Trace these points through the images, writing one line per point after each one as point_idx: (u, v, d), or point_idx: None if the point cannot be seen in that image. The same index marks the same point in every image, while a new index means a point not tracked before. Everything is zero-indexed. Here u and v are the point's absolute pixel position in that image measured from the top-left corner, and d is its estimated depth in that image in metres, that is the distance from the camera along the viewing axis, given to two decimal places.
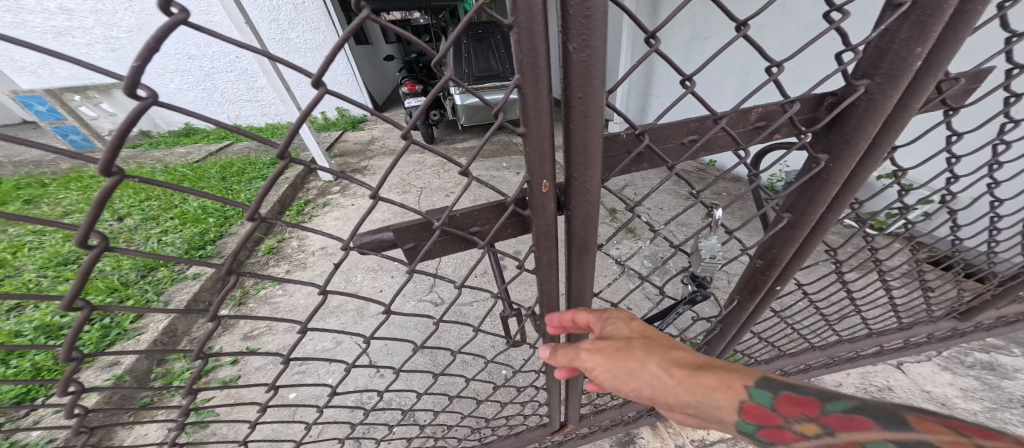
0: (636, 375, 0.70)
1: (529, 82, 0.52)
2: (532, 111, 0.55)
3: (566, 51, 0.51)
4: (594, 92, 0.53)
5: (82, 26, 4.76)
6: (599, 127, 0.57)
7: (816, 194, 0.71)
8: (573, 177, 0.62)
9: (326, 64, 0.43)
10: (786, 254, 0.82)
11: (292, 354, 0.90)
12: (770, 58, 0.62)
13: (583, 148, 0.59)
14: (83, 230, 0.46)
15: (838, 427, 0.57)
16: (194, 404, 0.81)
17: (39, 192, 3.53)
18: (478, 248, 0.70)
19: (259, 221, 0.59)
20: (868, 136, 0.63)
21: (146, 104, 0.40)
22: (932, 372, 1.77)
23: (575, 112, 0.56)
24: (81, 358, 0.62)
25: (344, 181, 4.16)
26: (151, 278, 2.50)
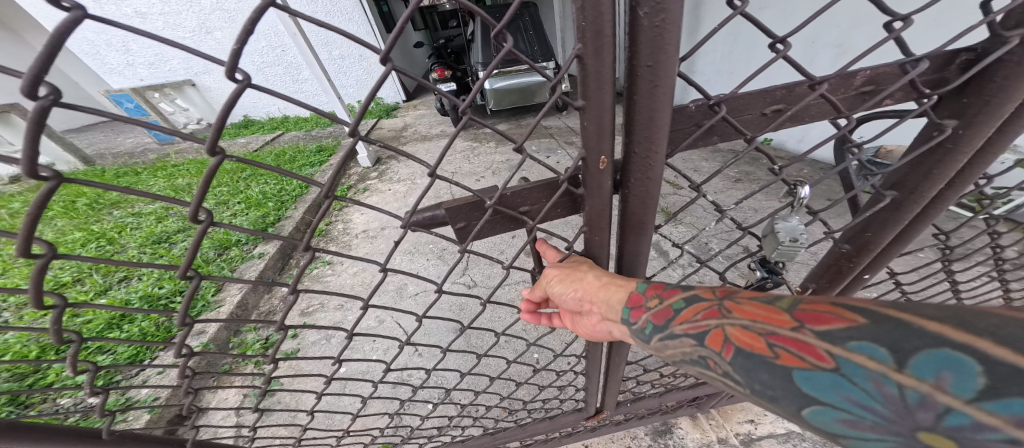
0: (577, 278, 0.74)
1: (592, 52, 0.48)
2: (592, 83, 0.51)
3: (636, 16, 0.45)
4: (665, 60, 0.48)
5: (155, 28, 5.22)
6: (668, 98, 0.51)
7: (936, 167, 0.60)
8: (633, 153, 0.57)
9: (391, 42, 0.42)
10: (883, 238, 0.72)
11: (352, 330, 0.95)
12: (890, 11, 0.52)
13: (645, 122, 0.54)
14: (195, 205, 0.49)
15: (665, 294, 0.65)
16: (273, 373, 0.88)
17: (133, 179, 4.03)
18: (529, 228, 0.68)
19: (333, 199, 0.61)
20: (1017, 97, 0.52)
21: (240, 86, 0.41)
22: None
23: (640, 83, 0.50)
24: (191, 324, 0.69)
25: (384, 167, 4.31)
26: (225, 256, 2.77)
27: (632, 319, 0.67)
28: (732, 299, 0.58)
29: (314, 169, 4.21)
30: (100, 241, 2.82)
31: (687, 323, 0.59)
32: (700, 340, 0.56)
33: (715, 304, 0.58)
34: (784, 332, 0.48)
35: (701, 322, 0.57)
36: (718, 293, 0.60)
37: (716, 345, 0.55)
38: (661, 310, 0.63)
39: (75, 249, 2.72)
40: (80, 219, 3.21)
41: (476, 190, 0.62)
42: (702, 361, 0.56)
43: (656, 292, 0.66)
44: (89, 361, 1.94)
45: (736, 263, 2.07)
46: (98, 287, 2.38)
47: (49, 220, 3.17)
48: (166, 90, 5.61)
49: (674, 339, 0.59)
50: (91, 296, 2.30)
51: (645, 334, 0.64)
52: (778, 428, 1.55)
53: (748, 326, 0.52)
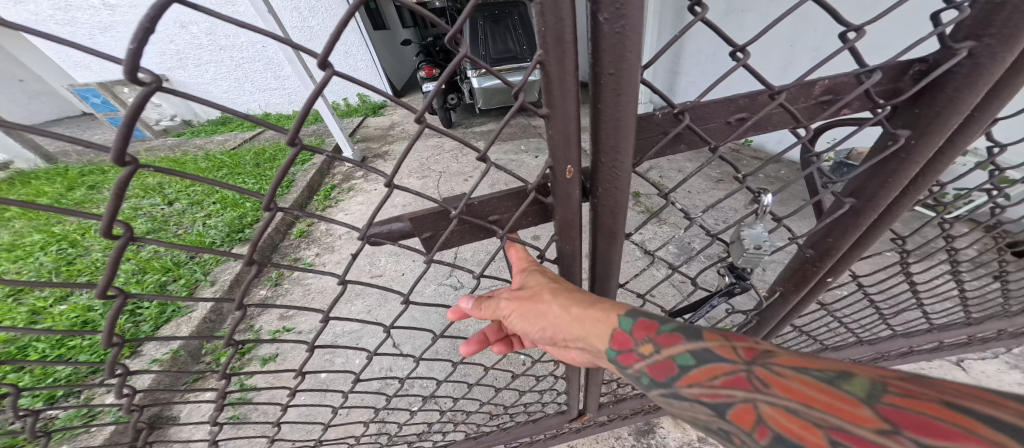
0: (541, 313, 0.74)
1: (554, 58, 0.47)
2: (556, 90, 0.50)
3: (596, 23, 0.44)
4: (628, 67, 0.47)
5: (123, 20, 4.99)
6: (633, 107, 0.51)
7: (892, 176, 0.62)
8: (601, 162, 0.57)
9: (330, 45, 0.40)
10: (844, 244, 0.73)
11: (314, 342, 0.91)
12: (845, 21, 0.53)
13: (612, 131, 0.53)
14: (106, 220, 0.44)
15: (663, 344, 0.63)
16: (228, 387, 0.84)
17: (101, 179, 3.86)
18: (497, 237, 0.67)
19: (276, 211, 0.57)
20: (965, 108, 0.53)
21: (150, 90, 0.37)
22: (997, 371, 1.67)
23: (605, 90, 0.50)
24: (122, 343, 0.64)
25: (368, 166, 4.24)
26: (198, 259, 2.67)
27: (625, 364, 0.66)
28: (765, 367, 0.54)
29: (294, 168, 4.11)
30: (62, 244, 2.67)
31: (701, 387, 0.57)
32: (727, 415, 0.54)
33: (740, 370, 0.55)
34: (864, 436, 0.43)
35: (721, 390, 0.55)
36: (743, 356, 0.56)
37: (748, 423, 0.52)
38: (658, 362, 0.62)
39: (34, 252, 2.57)
40: (42, 220, 3.05)
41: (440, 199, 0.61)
42: (731, 436, 0.54)
43: (647, 334, 0.65)
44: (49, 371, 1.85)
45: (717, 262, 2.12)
46: (59, 292, 2.25)
47: (7, 221, 3.00)
48: None
49: (685, 402, 0.58)
50: (51, 302, 2.18)
51: (642, 382, 0.64)
52: None
53: (800, 411, 0.47)
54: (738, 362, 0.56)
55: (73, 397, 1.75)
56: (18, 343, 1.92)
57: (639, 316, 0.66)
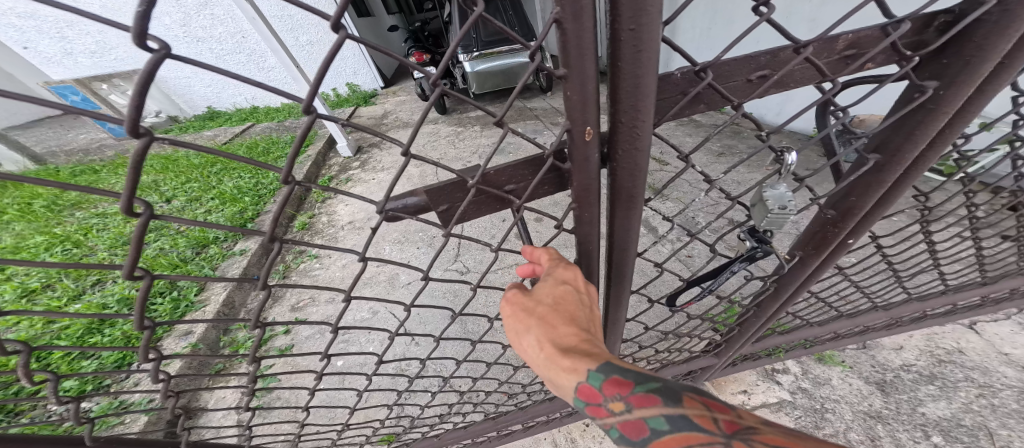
0: (521, 337, 0.73)
1: (569, 15, 0.46)
2: (573, 49, 0.49)
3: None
4: (648, 22, 0.45)
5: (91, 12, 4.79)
6: (654, 64, 0.49)
7: (919, 128, 0.62)
8: (620, 125, 0.56)
9: (342, 5, 0.38)
10: (867, 203, 0.75)
11: (338, 323, 0.91)
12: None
13: (631, 93, 0.52)
14: (126, 198, 0.42)
15: (637, 404, 0.65)
16: (257, 371, 0.86)
17: (93, 178, 3.80)
18: (514, 207, 0.67)
19: (294, 185, 0.54)
20: (996, 55, 0.53)
21: (158, 56, 0.35)
22: (1010, 332, 1.74)
23: (624, 49, 0.48)
24: (153, 326, 0.63)
25: (364, 155, 4.19)
26: (204, 254, 2.67)
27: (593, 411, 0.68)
28: (737, 440, 0.59)
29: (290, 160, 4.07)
30: (65, 245, 2.65)
31: None
32: None
33: (717, 443, 0.60)
34: None
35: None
36: (722, 428, 0.61)
37: None
38: (629, 421, 0.65)
39: (38, 254, 2.55)
40: (40, 222, 3.00)
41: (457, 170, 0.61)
42: None
43: (619, 392, 0.65)
44: (72, 367, 1.87)
45: (724, 236, 2.16)
46: (71, 292, 2.24)
47: (4, 224, 2.95)
48: (115, 80, 5.31)
49: None
50: (65, 301, 2.18)
51: (612, 433, 0.67)
52: (772, 397, 1.67)
53: None
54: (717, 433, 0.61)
55: (102, 391, 1.79)
56: (40, 342, 1.93)
57: (611, 374, 0.65)
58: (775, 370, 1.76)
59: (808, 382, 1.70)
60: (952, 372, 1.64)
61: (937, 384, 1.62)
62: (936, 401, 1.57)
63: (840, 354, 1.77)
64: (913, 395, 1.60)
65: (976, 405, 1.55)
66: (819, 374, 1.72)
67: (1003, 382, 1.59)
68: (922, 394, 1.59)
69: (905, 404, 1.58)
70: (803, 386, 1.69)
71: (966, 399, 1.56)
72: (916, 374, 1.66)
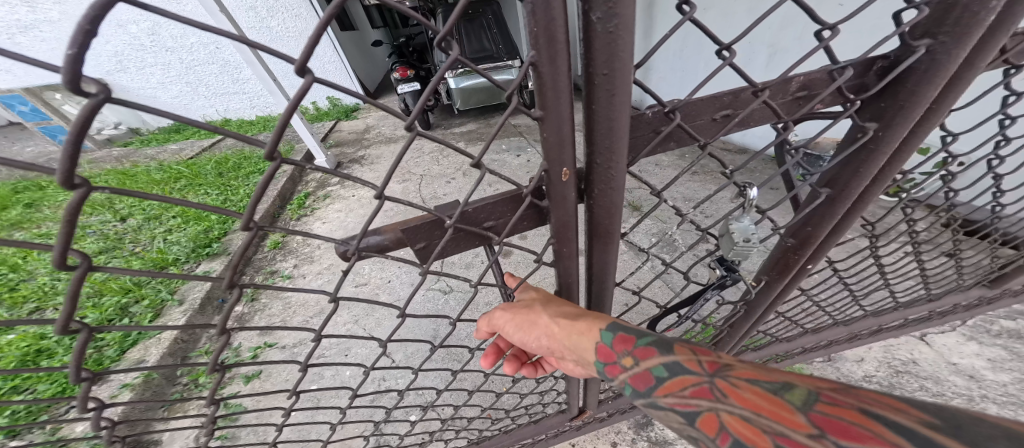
0: (531, 322, 0.80)
1: (545, 59, 0.46)
2: (550, 92, 0.50)
3: (588, 21, 0.42)
4: (621, 67, 0.45)
5: (47, 19, 4.66)
6: (627, 106, 0.48)
7: (862, 166, 0.66)
8: (595, 164, 0.55)
9: (308, 47, 0.37)
10: (822, 232, 0.77)
11: (307, 361, 0.87)
12: (821, 20, 0.56)
13: (606, 135, 0.51)
14: (60, 251, 0.39)
15: (641, 356, 0.67)
16: (217, 410, 0.81)
17: (41, 194, 3.66)
18: (494, 243, 0.67)
19: (256, 230, 0.53)
20: (926, 101, 0.57)
21: (93, 102, 0.32)
22: (957, 343, 1.84)
23: (597, 92, 0.47)
24: (92, 377, 0.59)
25: (344, 171, 4.11)
26: (161, 277, 2.66)
27: (611, 375, 0.71)
28: (724, 378, 0.58)
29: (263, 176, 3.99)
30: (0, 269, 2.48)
31: (674, 396, 0.61)
32: (693, 422, 0.57)
33: (704, 381, 0.59)
34: (796, 438, 0.47)
35: (690, 399, 0.59)
36: (706, 368, 0.60)
37: (712, 430, 0.55)
38: (637, 373, 0.66)
39: None
40: None
41: (434, 208, 0.60)
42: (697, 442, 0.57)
43: (626, 347, 0.69)
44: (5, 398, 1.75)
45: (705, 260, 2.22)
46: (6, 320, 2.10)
47: None
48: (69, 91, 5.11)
49: (661, 411, 0.62)
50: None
51: (626, 391, 0.69)
52: None
53: (750, 418, 0.52)
54: (702, 373, 0.60)
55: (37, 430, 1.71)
56: None
57: (618, 330, 0.72)
58: None
59: None
60: (908, 382, 1.71)
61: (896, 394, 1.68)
62: None
63: (809, 367, 1.82)
64: None
65: None
66: None
67: (954, 390, 1.66)
68: None
69: None
70: None
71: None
72: (876, 385, 1.72)
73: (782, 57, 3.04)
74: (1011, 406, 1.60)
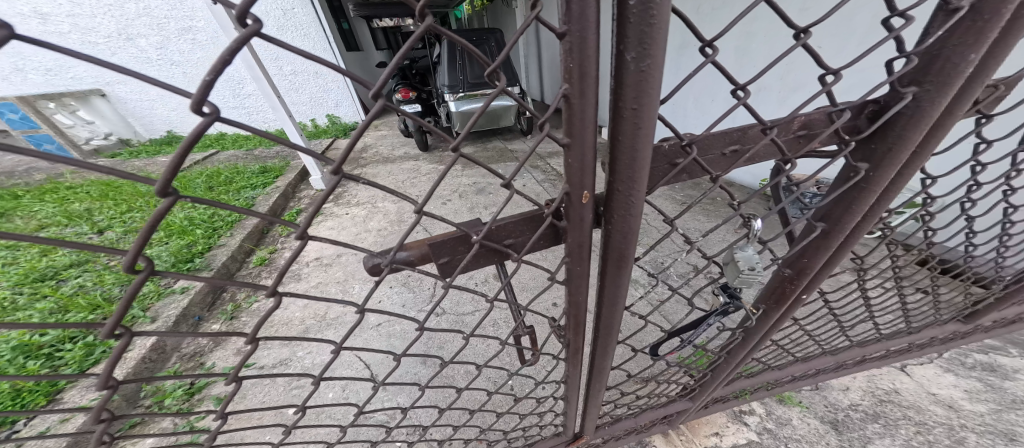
0: None
1: (576, 92, 0.51)
2: (576, 121, 0.54)
3: (622, 62, 0.47)
4: (649, 103, 0.48)
5: (58, 30, 4.92)
6: (650, 140, 0.52)
7: (854, 202, 0.71)
8: (616, 190, 0.58)
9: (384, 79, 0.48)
10: (817, 263, 0.82)
11: (323, 374, 0.92)
12: (826, 66, 0.61)
13: (628, 164, 0.54)
14: (132, 255, 0.51)
15: None
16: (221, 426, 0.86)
17: (13, 204, 3.56)
18: (512, 260, 0.69)
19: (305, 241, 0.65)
20: (911, 145, 0.64)
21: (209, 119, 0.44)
22: (934, 374, 1.89)
23: (624, 124, 0.51)
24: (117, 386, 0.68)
25: (338, 189, 4.12)
26: (136, 293, 2.57)
27: None
28: None
29: (255, 192, 3.94)
30: None
31: None
32: None
33: None
34: None
35: None
36: None
37: None
38: None
39: None
40: None
41: (461, 225, 0.63)
42: None
43: None
44: None
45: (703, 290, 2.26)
46: None
47: None
48: (65, 99, 5.10)
49: None
50: None
51: None
52: (741, 438, 1.68)
53: None
54: None
55: None
56: None
57: None
58: (742, 411, 1.79)
59: (772, 423, 1.73)
60: (892, 411, 1.75)
61: (881, 422, 1.71)
62: (883, 438, 1.65)
63: (797, 395, 1.84)
64: (863, 434, 1.67)
65: (916, 441, 1.63)
66: (781, 414, 1.76)
67: (936, 419, 1.70)
68: (870, 432, 1.67)
69: (857, 442, 1.65)
70: (768, 426, 1.72)
71: (906, 436, 1.65)
72: (863, 413, 1.74)
73: (767, 94, 3.32)
74: (988, 435, 1.64)
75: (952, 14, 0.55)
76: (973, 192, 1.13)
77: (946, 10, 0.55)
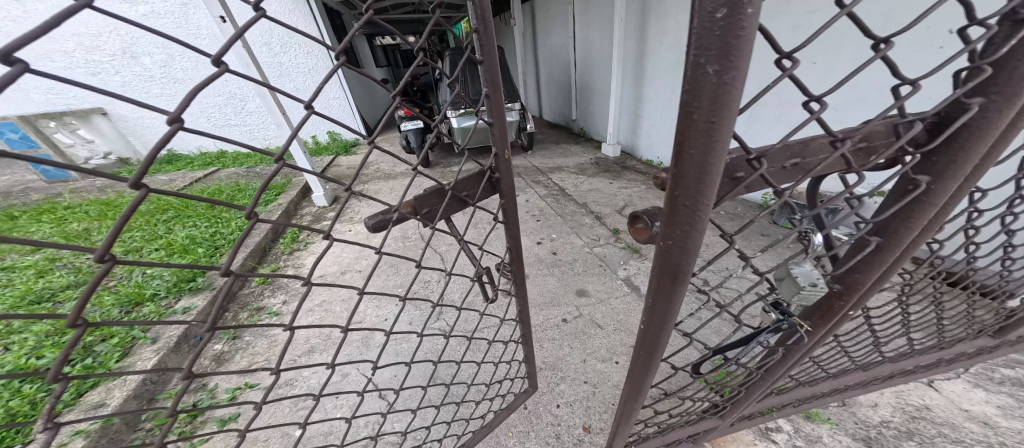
0: None
1: (493, 93, 0.99)
2: (495, 108, 1.00)
3: (701, 72, 0.46)
4: (726, 118, 0.47)
5: (63, 50, 5.01)
6: (725, 153, 0.50)
7: (911, 217, 0.70)
8: (677, 205, 0.56)
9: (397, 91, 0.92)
10: (868, 280, 0.79)
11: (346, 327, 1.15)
12: (900, 77, 0.62)
13: (696, 177, 0.53)
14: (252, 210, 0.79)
15: None
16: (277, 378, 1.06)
17: (10, 226, 3.52)
18: (471, 206, 1.09)
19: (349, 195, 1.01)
20: (976, 158, 0.62)
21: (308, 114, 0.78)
22: (965, 390, 1.84)
23: (695, 136, 0.49)
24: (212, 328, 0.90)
25: (341, 205, 4.14)
26: (135, 314, 2.53)
27: None
28: None
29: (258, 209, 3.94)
30: None
31: None
32: None
33: None
34: None
35: None
36: None
37: None
38: None
39: None
40: None
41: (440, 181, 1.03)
42: None
43: None
44: None
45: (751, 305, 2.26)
46: None
47: None
48: (65, 118, 5.18)
49: None
50: None
51: None
52: None
53: None
54: None
55: None
56: None
57: None
58: (769, 429, 1.73)
59: (801, 441, 1.67)
60: (926, 428, 1.69)
61: (916, 440, 1.65)
62: None
63: (825, 411, 1.78)
64: None
65: None
66: (810, 432, 1.70)
67: (972, 437, 1.65)
68: None
69: None
70: (798, 444, 1.66)
71: None
72: (896, 430, 1.69)
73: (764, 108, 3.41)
74: None
75: (1019, 25, 0.55)
76: (1012, 204, 1.12)
77: (1011, 21, 0.55)
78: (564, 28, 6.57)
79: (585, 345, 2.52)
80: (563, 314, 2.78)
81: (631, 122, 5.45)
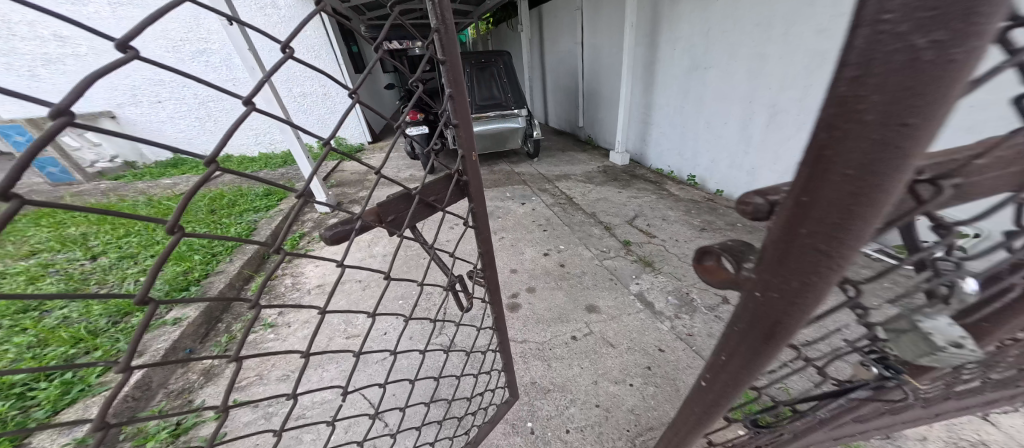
0: None
1: (457, 95, 0.99)
2: (459, 111, 1.00)
3: (878, 66, 0.35)
4: (902, 147, 0.37)
5: (75, 53, 5.03)
6: (889, 188, 0.40)
7: None
8: (795, 244, 0.49)
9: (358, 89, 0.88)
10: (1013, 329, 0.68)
11: (308, 352, 1.00)
12: None
13: (836, 214, 0.44)
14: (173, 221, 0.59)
15: None
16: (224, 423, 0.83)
17: (6, 230, 3.44)
18: (439, 209, 1.08)
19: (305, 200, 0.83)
20: None
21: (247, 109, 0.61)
22: None
23: (860, 158, 0.39)
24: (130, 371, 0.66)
25: (343, 212, 4.03)
26: (123, 325, 2.41)
27: None
28: None
29: (258, 215, 3.84)
30: None
31: None
32: None
33: None
34: None
35: None
36: None
37: None
38: None
39: None
40: None
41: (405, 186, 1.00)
42: None
43: None
44: None
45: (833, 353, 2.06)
46: None
47: None
48: None
49: None
50: None
51: None
52: None
53: None
54: None
55: None
56: None
57: None
58: None
59: None
60: None
61: None
62: None
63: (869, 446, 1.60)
64: None
65: None
66: None
67: None
68: None
69: None
70: None
71: None
72: None
73: (784, 116, 3.28)
74: None
75: None
76: None
77: None
78: (572, 34, 6.48)
79: (596, 364, 2.34)
80: (572, 331, 2.61)
81: (640, 129, 5.30)
